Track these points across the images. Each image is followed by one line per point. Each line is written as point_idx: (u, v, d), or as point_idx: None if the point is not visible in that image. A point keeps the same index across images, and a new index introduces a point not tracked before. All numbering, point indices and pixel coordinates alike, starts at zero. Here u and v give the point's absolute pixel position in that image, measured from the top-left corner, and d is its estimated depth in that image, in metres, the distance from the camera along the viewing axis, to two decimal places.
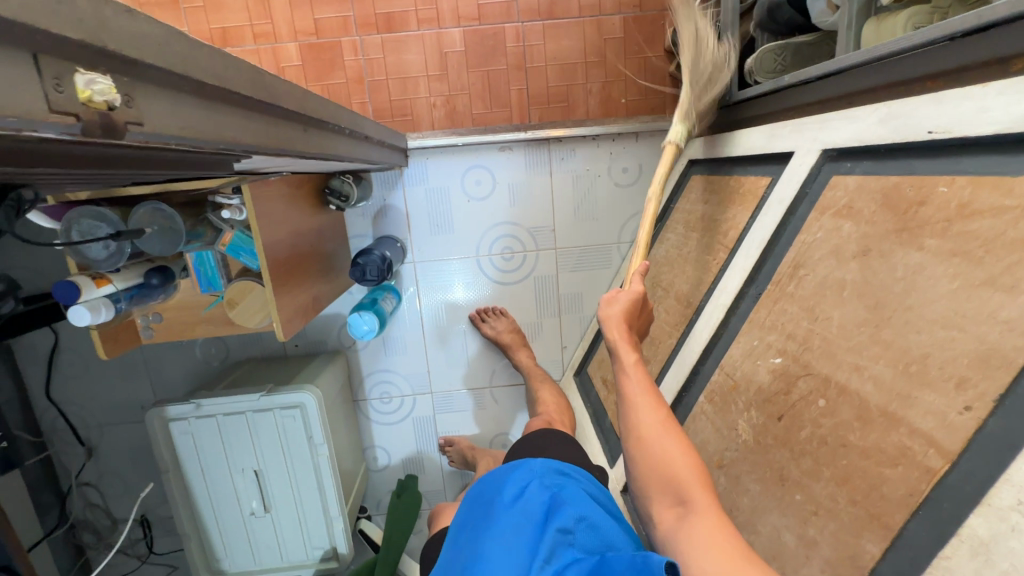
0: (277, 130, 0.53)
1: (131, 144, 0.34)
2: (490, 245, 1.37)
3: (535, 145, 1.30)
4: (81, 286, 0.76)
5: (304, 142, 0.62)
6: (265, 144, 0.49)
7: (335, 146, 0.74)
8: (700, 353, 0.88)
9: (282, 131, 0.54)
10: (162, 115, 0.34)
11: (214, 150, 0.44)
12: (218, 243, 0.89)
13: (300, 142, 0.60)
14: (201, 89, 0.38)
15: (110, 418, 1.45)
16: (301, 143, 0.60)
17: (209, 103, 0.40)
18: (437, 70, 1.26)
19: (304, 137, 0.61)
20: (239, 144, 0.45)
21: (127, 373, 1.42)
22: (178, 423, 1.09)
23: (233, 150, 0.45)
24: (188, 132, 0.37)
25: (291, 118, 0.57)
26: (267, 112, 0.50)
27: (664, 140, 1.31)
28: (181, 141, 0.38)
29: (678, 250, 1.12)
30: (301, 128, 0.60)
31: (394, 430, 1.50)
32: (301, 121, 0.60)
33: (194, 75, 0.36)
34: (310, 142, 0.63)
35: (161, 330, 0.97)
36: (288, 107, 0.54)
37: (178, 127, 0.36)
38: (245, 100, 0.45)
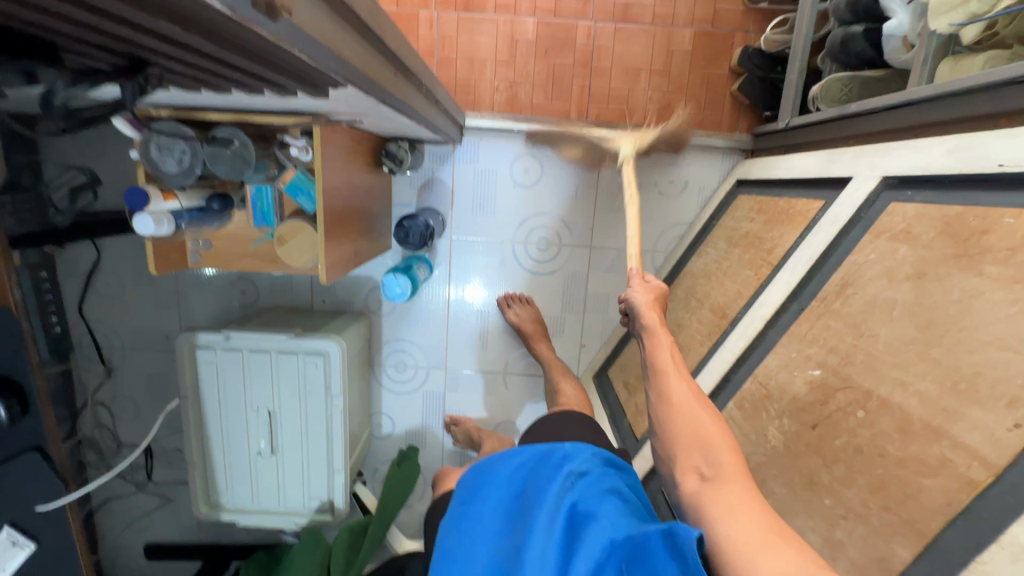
0: (374, 65, 0.56)
1: (271, 35, 0.36)
2: (527, 234, 1.39)
3: (588, 142, 1.32)
4: (151, 196, 0.81)
5: (392, 84, 0.64)
6: (366, 72, 0.52)
7: (412, 101, 0.76)
8: (733, 361, 0.89)
9: (378, 68, 0.57)
10: (303, 12, 0.36)
11: (327, 67, 0.47)
12: (278, 180, 0.93)
13: (388, 83, 0.62)
14: (335, 2, 0.41)
15: (133, 343, 1.49)
16: (389, 85, 0.63)
17: (335, 16, 0.42)
18: (506, 55, 1.29)
19: (391, 80, 0.64)
20: (348, 64, 0.48)
21: (158, 301, 1.46)
22: (204, 351, 1.12)
23: (341, 69, 0.48)
24: (316, 36, 0.39)
25: (387, 58, 0.59)
26: (371, 45, 0.53)
27: (714, 157, 1.33)
28: (308, 48, 0.41)
29: (717, 264, 1.13)
30: (392, 70, 0.63)
31: (404, 401, 1.51)
32: (393, 64, 0.62)
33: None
34: (395, 88, 0.66)
35: (208, 256, 1.00)
36: (388, 44, 0.56)
37: (312, 28, 0.38)
38: (361, 25, 0.48)
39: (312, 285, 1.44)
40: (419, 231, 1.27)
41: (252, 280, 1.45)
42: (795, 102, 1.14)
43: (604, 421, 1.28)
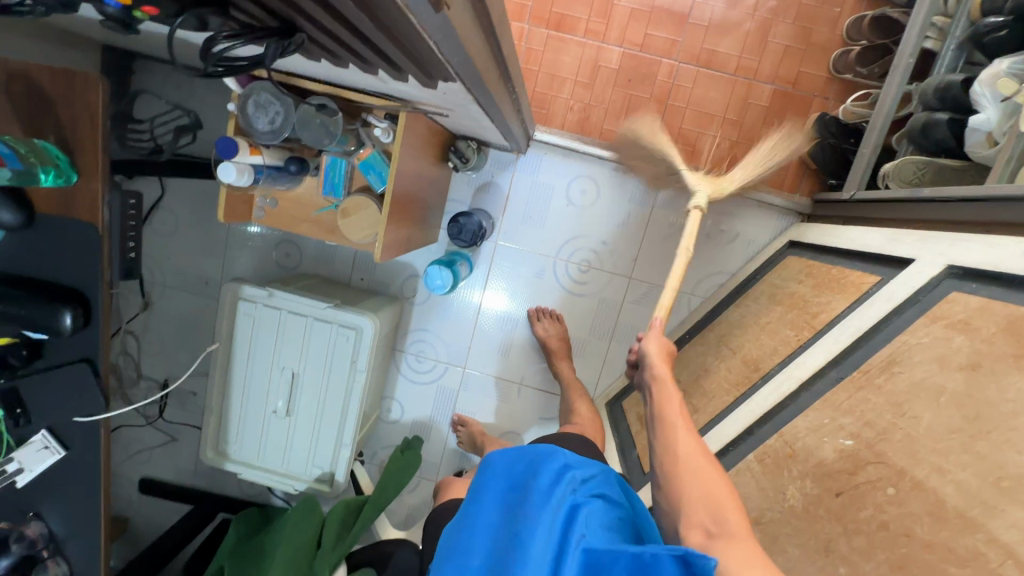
0: (489, 60, 0.57)
1: (422, 22, 0.39)
2: (570, 253, 1.41)
3: (649, 176, 1.33)
4: (240, 147, 0.85)
5: (494, 80, 0.66)
6: (479, 70, 0.55)
7: (502, 100, 0.78)
8: (759, 416, 0.87)
9: (489, 67, 0.59)
10: (456, 4, 0.39)
11: (452, 60, 0.50)
12: (354, 155, 0.97)
13: (492, 80, 0.64)
14: (478, 1, 0.44)
15: (174, 281, 1.54)
16: (492, 82, 0.65)
17: (474, 9, 0.44)
18: (586, 79, 1.32)
19: (494, 77, 0.65)
20: (470, 60, 0.51)
21: (206, 247, 1.51)
22: (245, 303, 1.16)
23: (464, 60, 0.50)
24: (458, 27, 0.41)
25: (499, 56, 0.61)
26: (491, 43, 0.55)
27: (770, 215, 1.33)
28: (446, 40, 0.44)
29: (756, 317, 1.13)
30: (497, 68, 0.64)
31: (417, 390, 1.53)
32: (500, 63, 0.64)
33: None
34: (495, 85, 0.68)
35: (270, 215, 1.04)
36: (503, 44, 0.58)
37: (457, 18, 0.40)
38: (490, 27, 0.51)
39: (354, 261, 1.48)
40: (472, 229, 1.30)
41: (298, 245, 1.49)
42: (865, 175, 1.14)
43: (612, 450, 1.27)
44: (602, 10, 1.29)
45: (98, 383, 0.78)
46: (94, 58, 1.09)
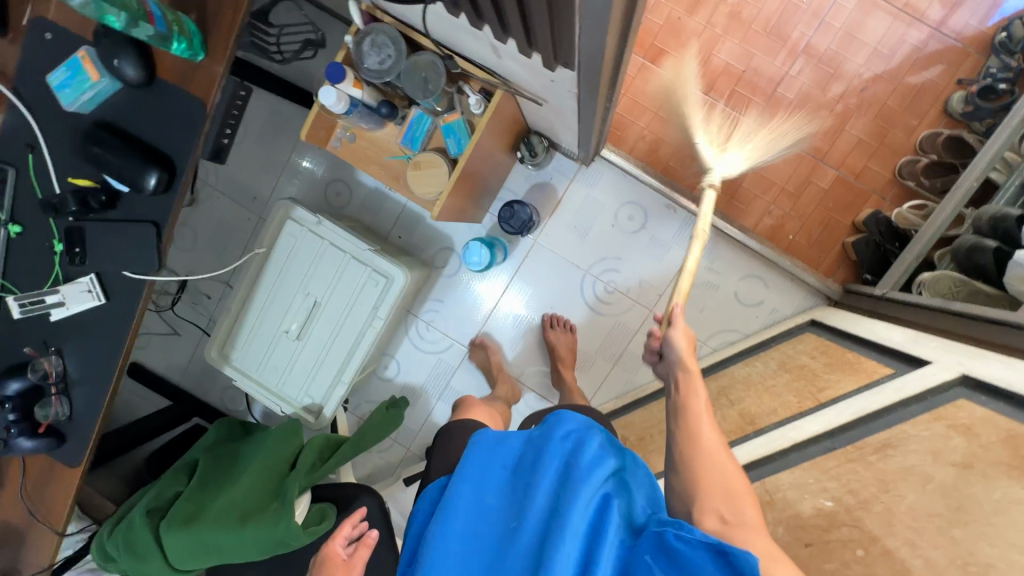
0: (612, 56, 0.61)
1: None
2: (601, 271, 1.45)
3: (697, 221, 1.38)
4: (346, 77, 0.91)
5: (606, 78, 0.69)
6: (604, 64, 0.60)
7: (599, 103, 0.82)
8: (744, 463, 0.90)
9: (607, 68, 0.64)
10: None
11: (587, 48, 0.55)
12: (440, 117, 1.02)
13: (605, 77, 0.68)
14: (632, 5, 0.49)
15: (224, 189, 1.60)
16: (604, 78, 0.68)
17: (626, 3, 0.49)
18: (665, 114, 1.38)
19: (607, 76, 0.69)
20: (602, 52, 0.55)
21: (264, 164, 1.57)
22: (294, 224, 1.21)
23: (593, 44, 0.54)
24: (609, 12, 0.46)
25: (621, 56, 0.64)
26: (621, 40, 0.59)
27: (800, 291, 1.37)
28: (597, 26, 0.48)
29: (761, 378, 1.16)
30: (614, 67, 0.68)
31: (418, 356, 1.57)
32: (616, 65, 0.68)
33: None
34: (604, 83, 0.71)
35: (345, 148, 1.08)
36: (629, 45, 0.62)
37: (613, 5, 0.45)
38: (627, 31, 0.56)
39: (398, 219, 1.52)
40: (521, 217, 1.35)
41: (350, 187, 1.54)
42: (901, 277, 1.19)
43: None
44: (699, 55, 1.35)
45: (157, 244, 0.82)
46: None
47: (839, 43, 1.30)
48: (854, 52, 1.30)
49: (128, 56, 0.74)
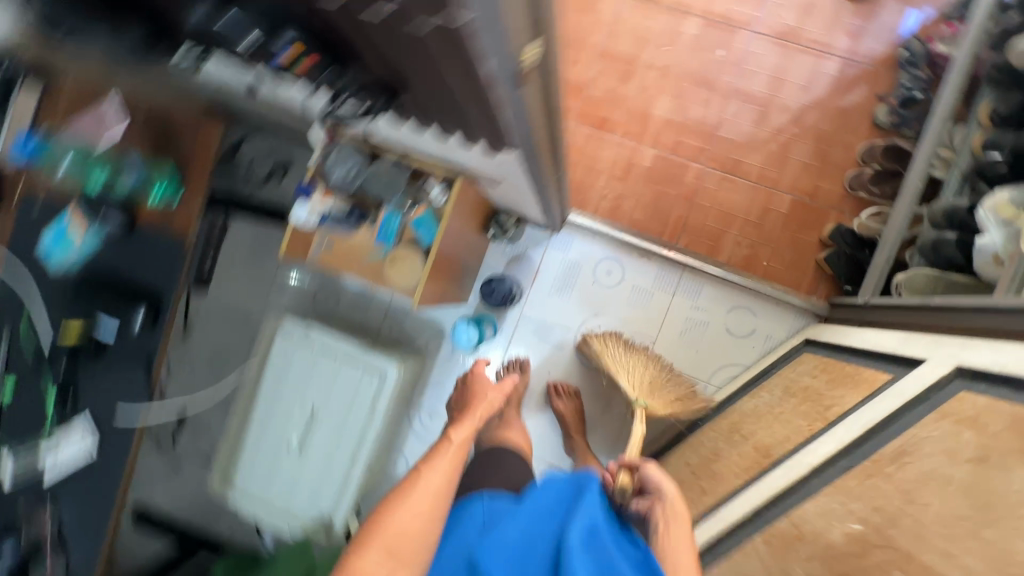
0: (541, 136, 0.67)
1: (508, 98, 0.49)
2: (591, 328, 1.47)
3: (671, 265, 1.43)
4: (315, 191, 1.00)
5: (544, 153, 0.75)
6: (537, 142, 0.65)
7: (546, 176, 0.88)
8: (767, 498, 0.86)
9: (543, 145, 0.70)
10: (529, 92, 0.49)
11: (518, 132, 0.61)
12: (408, 212, 1.08)
13: (544, 154, 0.74)
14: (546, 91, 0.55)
15: (214, 315, 1.64)
16: (543, 154, 0.75)
17: (539, 96, 0.55)
18: (620, 172, 1.47)
19: (545, 151, 0.74)
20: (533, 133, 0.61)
21: (251, 285, 1.63)
22: (283, 337, 1.23)
23: (520, 132, 0.59)
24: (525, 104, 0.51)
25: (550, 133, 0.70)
26: (547, 121, 0.65)
27: (787, 313, 1.39)
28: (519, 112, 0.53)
29: (770, 408, 1.13)
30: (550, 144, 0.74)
31: (427, 448, 1.53)
32: (551, 142, 0.74)
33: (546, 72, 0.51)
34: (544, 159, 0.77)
35: (324, 256, 1.14)
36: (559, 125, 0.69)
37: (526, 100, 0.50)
38: (551, 112, 0.62)
39: (386, 313, 1.56)
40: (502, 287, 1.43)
41: (336, 291, 1.59)
42: (879, 282, 1.22)
43: None
44: (639, 117, 1.46)
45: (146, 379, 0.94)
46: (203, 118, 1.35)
47: (763, 84, 1.42)
48: (778, 90, 1.42)
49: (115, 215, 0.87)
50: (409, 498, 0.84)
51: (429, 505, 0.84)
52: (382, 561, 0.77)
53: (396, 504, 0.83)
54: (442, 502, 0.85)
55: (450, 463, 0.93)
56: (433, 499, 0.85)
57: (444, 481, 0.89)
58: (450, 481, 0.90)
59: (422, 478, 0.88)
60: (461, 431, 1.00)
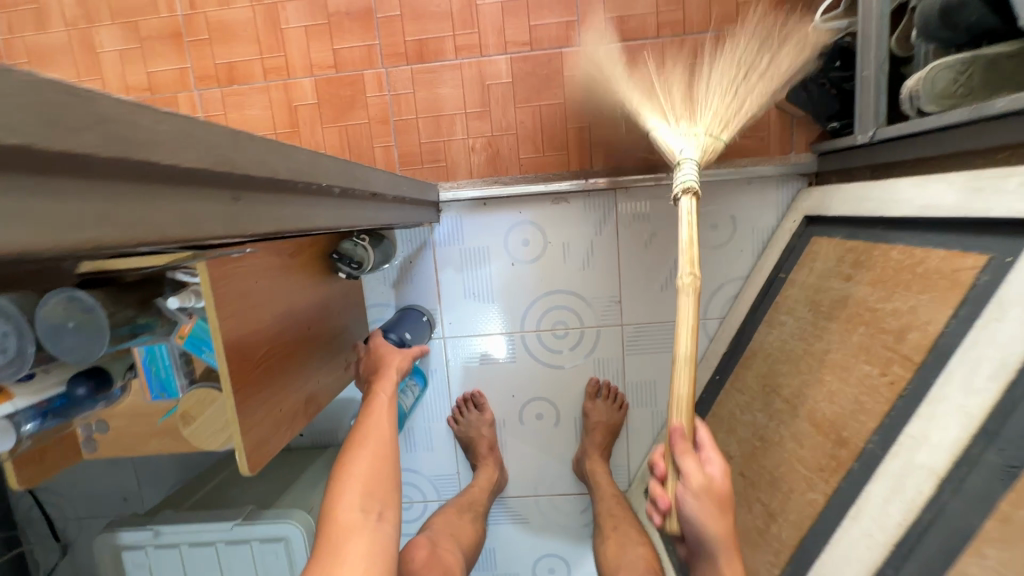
0: (110, 203, 0.27)
1: None
2: (538, 319, 1.09)
3: (598, 196, 1.03)
4: None
5: (209, 210, 0.34)
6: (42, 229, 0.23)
7: (292, 219, 0.45)
8: (887, 548, 0.51)
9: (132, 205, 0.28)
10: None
11: None
12: (175, 335, 0.66)
13: (193, 216, 0.32)
14: None
15: (90, 511, 1.25)
16: (194, 216, 0.33)
17: None
18: (478, 106, 1.03)
19: (196, 207, 0.33)
20: None
21: (110, 459, 1.22)
22: (132, 553, 0.85)
23: None
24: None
25: (173, 174, 0.30)
26: (79, 172, 0.25)
27: (767, 190, 1.02)
28: None
29: (807, 346, 0.78)
30: (191, 190, 0.32)
31: (416, 543, 1.20)
32: (195, 184, 0.32)
33: (68, 166, 0.24)
34: (225, 216, 0.36)
35: (107, 442, 0.74)
36: (148, 156, 0.27)
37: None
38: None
39: None
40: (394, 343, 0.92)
41: None
42: (880, 103, 0.80)
43: None
44: (466, 18, 1.00)
45: None
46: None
47: None
48: None
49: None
50: (359, 451, 0.71)
51: (374, 455, 0.71)
52: (359, 494, 0.68)
53: (351, 460, 0.70)
54: (388, 445, 0.73)
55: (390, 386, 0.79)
56: (380, 437, 0.73)
57: (387, 410, 0.76)
58: (392, 422, 0.76)
59: (363, 425, 0.74)
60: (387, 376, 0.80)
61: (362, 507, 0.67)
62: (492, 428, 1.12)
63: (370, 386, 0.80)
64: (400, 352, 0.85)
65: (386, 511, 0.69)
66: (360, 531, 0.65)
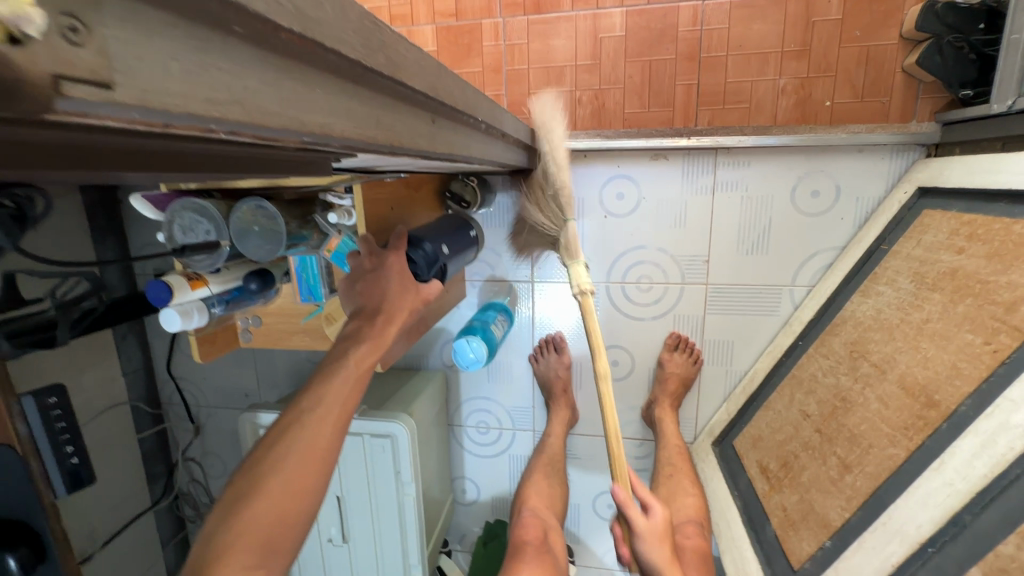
0: (387, 119, 0.36)
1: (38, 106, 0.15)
2: (624, 271, 1.14)
3: (698, 155, 1.05)
4: (174, 287, 0.68)
5: (421, 130, 0.42)
6: (352, 131, 0.31)
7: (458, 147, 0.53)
8: (967, 498, 0.55)
9: (388, 120, 0.35)
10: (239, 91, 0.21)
11: (275, 138, 0.27)
12: (323, 249, 0.78)
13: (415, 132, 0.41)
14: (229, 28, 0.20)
15: (218, 401, 1.47)
16: (416, 133, 0.41)
17: (261, 55, 0.23)
18: (588, 59, 1.06)
19: (416, 127, 0.41)
20: (309, 126, 0.27)
21: (235, 361, 1.42)
22: (268, 433, 1.02)
23: (302, 138, 0.28)
24: (244, 113, 0.22)
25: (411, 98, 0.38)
26: (373, 91, 0.33)
27: (880, 159, 0.99)
28: (166, 115, 0.19)
29: (905, 315, 0.79)
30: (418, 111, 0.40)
31: (489, 464, 1.34)
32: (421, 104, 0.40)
33: (381, 94, 0.34)
34: (428, 136, 0.44)
35: (258, 334, 0.89)
36: (408, 78, 0.35)
37: (229, 111, 0.22)
38: (338, 62, 0.27)
39: None
40: (427, 263, 0.72)
41: None
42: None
43: (735, 526, 0.91)
44: None
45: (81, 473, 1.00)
46: (73, 200, 1.14)
47: None
48: None
49: (41, 194, 0.83)
50: (279, 471, 0.58)
51: (296, 479, 0.58)
52: (262, 530, 0.56)
53: (268, 477, 0.58)
54: (317, 470, 0.59)
55: (351, 391, 0.63)
56: (316, 458, 0.60)
57: (330, 430, 0.61)
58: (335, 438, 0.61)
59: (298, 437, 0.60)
60: (361, 352, 0.65)
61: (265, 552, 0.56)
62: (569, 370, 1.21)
63: (359, 329, 0.66)
64: (412, 291, 0.70)
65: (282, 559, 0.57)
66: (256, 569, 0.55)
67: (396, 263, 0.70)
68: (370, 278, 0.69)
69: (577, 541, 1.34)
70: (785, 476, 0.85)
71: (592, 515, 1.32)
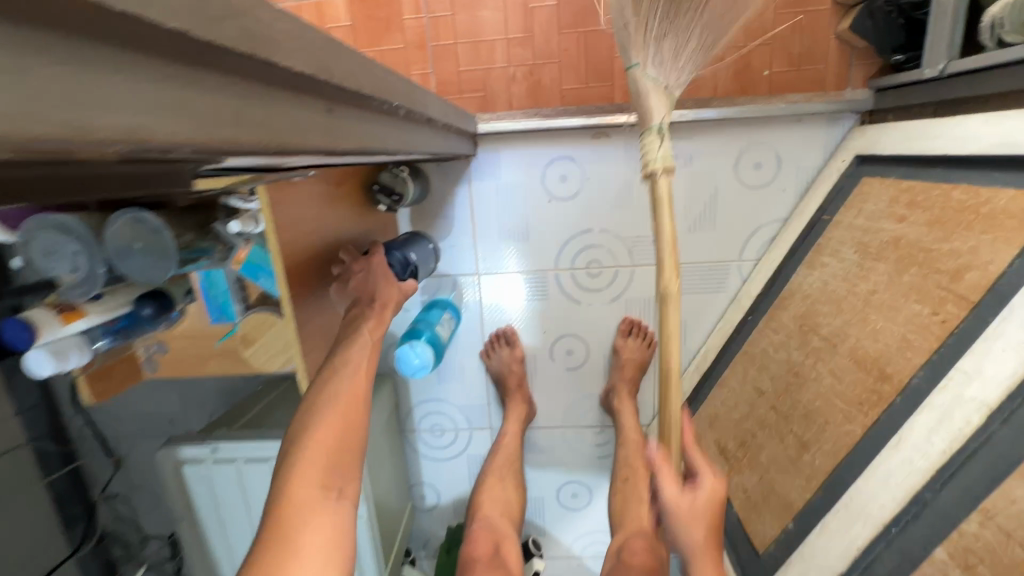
0: (261, 109, 0.28)
1: None
2: (572, 256, 1.09)
3: (640, 131, 1.00)
4: (38, 326, 0.59)
5: (317, 120, 0.34)
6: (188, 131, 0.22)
7: (369, 138, 0.45)
8: (925, 474, 0.54)
9: (254, 112, 0.27)
10: None
11: (45, 149, 0.18)
12: (230, 262, 0.67)
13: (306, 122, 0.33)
14: None
15: (139, 430, 1.32)
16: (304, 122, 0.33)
17: None
18: (520, 32, 0.98)
19: (309, 116, 0.33)
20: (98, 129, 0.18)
21: (154, 384, 1.27)
22: (193, 467, 0.91)
23: (95, 147, 0.19)
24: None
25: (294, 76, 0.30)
26: (220, 74, 0.24)
27: (817, 129, 0.98)
28: None
29: (850, 287, 0.79)
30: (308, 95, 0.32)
31: (447, 466, 1.28)
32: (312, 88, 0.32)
33: (237, 78, 0.25)
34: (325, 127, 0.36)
35: (165, 362, 0.77)
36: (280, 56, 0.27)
37: None
38: (138, 33, 0.19)
39: None
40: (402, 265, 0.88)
41: None
42: (956, 35, 0.75)
43: None
44: None
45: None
46: None
47: None
48: None
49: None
50: (322, 416, 0.59)
51: (341, 422, 0.60)
52: (321, 466, 0.57)
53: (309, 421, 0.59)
54: (360, 411, 0.61)
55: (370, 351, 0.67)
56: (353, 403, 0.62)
57: (362, 384, 0.64)
58: (364, 392, 0.64)
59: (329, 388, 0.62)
60: (369, 324, 0.69)
61: (323, 483, 0.56)
62: (523, 363, 1.16)
63: (358, 314, 0.69)
64: (397, 286, 0.74)
65: (348, 487, 0.58)
66: (318, 504, 0.55)
67: (379, 261, 0.75)
68: (355, 276, 0.73)
69: (543, 533, 1.32)
70: (743, 456, 0.84)
71: (556, 505, 1.29)
